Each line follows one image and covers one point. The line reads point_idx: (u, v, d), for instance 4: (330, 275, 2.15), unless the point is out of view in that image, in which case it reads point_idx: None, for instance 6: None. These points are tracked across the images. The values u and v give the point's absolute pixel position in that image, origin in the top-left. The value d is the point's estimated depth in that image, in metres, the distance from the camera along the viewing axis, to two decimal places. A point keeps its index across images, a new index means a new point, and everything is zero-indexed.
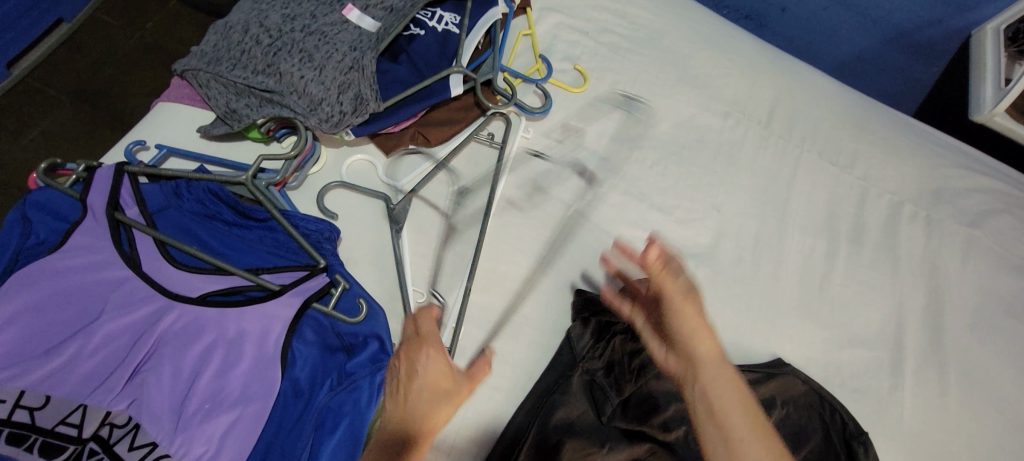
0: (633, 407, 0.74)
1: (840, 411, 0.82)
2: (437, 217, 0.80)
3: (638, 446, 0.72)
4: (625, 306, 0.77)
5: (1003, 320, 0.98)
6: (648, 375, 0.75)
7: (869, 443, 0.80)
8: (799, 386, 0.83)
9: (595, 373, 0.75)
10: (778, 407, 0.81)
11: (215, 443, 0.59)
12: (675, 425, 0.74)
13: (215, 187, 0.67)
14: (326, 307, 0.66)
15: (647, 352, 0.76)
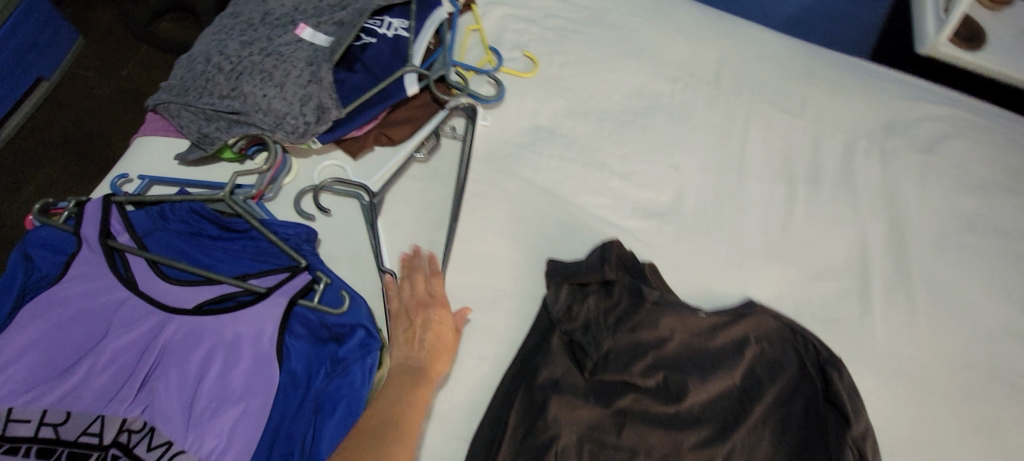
0: (612, 360, 0.79)
1: (813, 341, 0.86)
2: (408, 209, 0.85)
3: (619, 396, 0.77)
4: (593, 268, 0.81)
5: (963, 237, 1.03)
6: (622, 330, 0.81)
7: (842, 366, 0.84)
8: (770, 322, 0.87)
9: (574, 333, 0.79)
10: (752, 344, 0.84)
11: (225, 436, 0.64)
12: (652, 372, 0.79)
13: (197, 206, 0.73)
14: (312, 303, 0.71)
15: (619, 309, 0.82)
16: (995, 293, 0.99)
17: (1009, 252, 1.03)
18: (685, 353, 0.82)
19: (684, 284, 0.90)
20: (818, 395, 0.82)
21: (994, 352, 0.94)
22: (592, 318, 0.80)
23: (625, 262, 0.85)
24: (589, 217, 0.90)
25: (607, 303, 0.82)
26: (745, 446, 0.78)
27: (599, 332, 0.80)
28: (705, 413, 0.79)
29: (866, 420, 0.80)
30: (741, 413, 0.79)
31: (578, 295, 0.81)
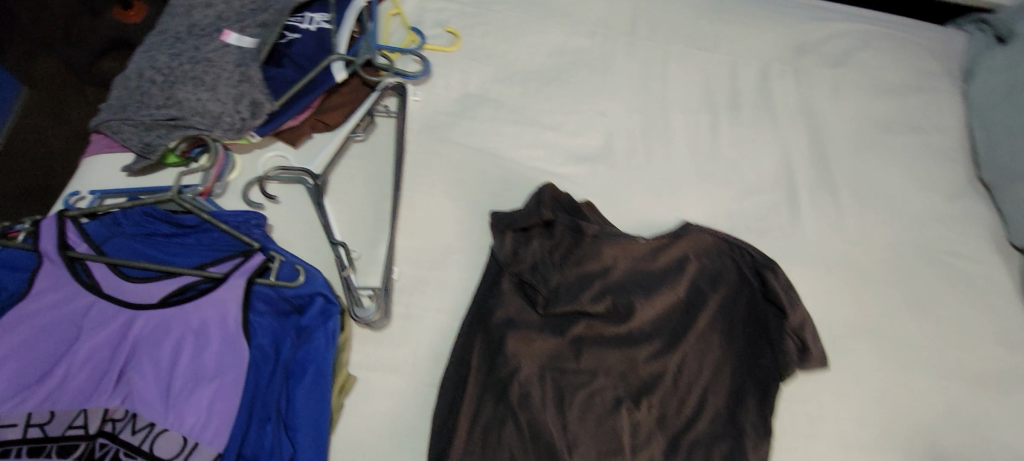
0: (562, 294, 0.84)
1: (749, 250, 0.92)
2: (353, 185, 0.89)
3: (573, 324, 0.83)
4: (531, 212, 0.87)
5: (880, 137, 1.11)
6: (568, 265, 0.86)
7: (776, 267, 0.90)
8: (708, 238, 0.92)
9: (522, 274, 0.84)
10: (693, 260, 0.90)
11: (204, 411, 0.69)
12: (601, 298, 0.85)
13: (149, 209, 0.77)
14: (269, 280, 0.76)
15: (562, 246, 0.87)
16: (914, 182, 1.07)
17: (922, 145, 1.12)
18: (630, 277, 0.87)
19: (624, 217, 0.95)
20: (759, 296, 0.89)
21: (920, 234, 1.01)
22: (538, 257, 0.85)
23: (561, 204, 0.90)
24: (526, 169, 0.96)
25: (550, 242, 0.87)
26: (696, 351, 0.84)
27: (546, 269, 0.85)
28: (654, 327, 0.85)
29: (803, 310, 0.87)
30: (687, 322, 0.86)
31: (522, 239, 0.86)
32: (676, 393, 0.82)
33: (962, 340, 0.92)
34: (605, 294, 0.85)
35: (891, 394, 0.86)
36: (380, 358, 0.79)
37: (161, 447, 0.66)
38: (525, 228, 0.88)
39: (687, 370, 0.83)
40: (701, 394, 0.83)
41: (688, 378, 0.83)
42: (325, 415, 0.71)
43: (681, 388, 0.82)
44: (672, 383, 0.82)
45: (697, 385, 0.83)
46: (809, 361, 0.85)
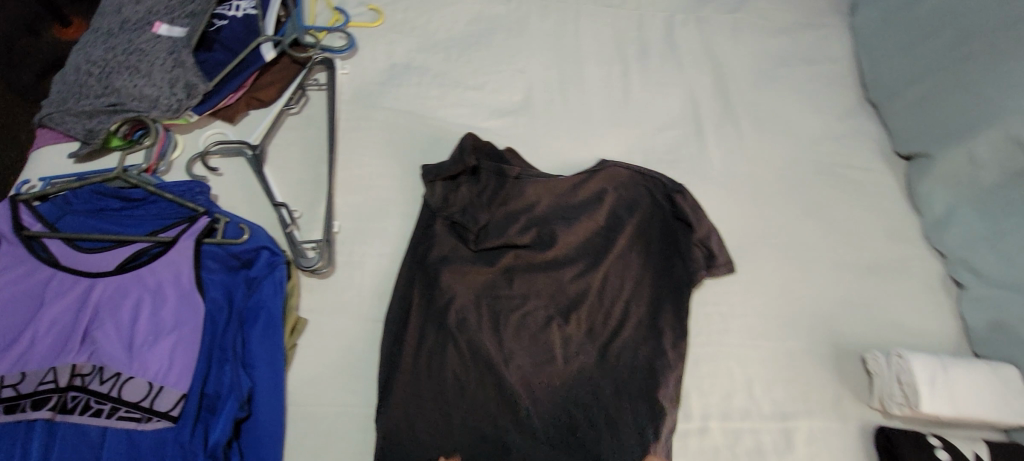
0: (491, 230, 0.92)
1: (658, 178, 1.01)
2: (291, 153, 0.97)
3: (503, 254, 0.91)
4: (456, 162, 0.94)
5: (777, 71, 1.22)
6: (496, 205, 0.94)
7: (683, 190, 0.98)
8: (621, 172, 1.01)
9: (454, 216, 0.92)
10: (609, 191, 0.98)
11: (166, 358, 0.76)
12: (527, 230, 0.93)
13: (98, 187, 0.84)
14: (217, 239, 0.83)
15: (488, 190, 0.95)
16: (809, 108, 1.19)
17: (815, 74, 1.23)
18: (553, 211, 0.96)
19: (546, 161, 1.04)
20: (669, 216, 0.98)
21: (815, 153, 1.13)
22: (465, 201, 0.93)
23: (485, 153, 0.98)
24: (453, 126, 1.04)
25: (476, 188, 0.95)
26: (618, 269, 0.93)
27: (475, 211, 0.93)
28: (578, 252, 0.93)
29: (708, 223, 0.96)
30: (607, 245, 0.94)
31: (450, 186, 0.94)
32: (602, 307, 0.91)
33: (853, 239, 1.04)
34: (530, 227, 0.93)
35: (792, 289, 0.98)
36: (328, 302, 0.87)
37: (128, 392, 0.73)
38: (453, 177, 0.95)
39: (611, 286, 0.92)
40: (624, 305, 0.91)
41: (612, 293, 0.92)
42: (279, 353, 0.78)
43: (606, 302, 0.91)
44: (597, 299, 0.91)
45: (621, 298, 0.91)
46: (716, 266, 0.95)
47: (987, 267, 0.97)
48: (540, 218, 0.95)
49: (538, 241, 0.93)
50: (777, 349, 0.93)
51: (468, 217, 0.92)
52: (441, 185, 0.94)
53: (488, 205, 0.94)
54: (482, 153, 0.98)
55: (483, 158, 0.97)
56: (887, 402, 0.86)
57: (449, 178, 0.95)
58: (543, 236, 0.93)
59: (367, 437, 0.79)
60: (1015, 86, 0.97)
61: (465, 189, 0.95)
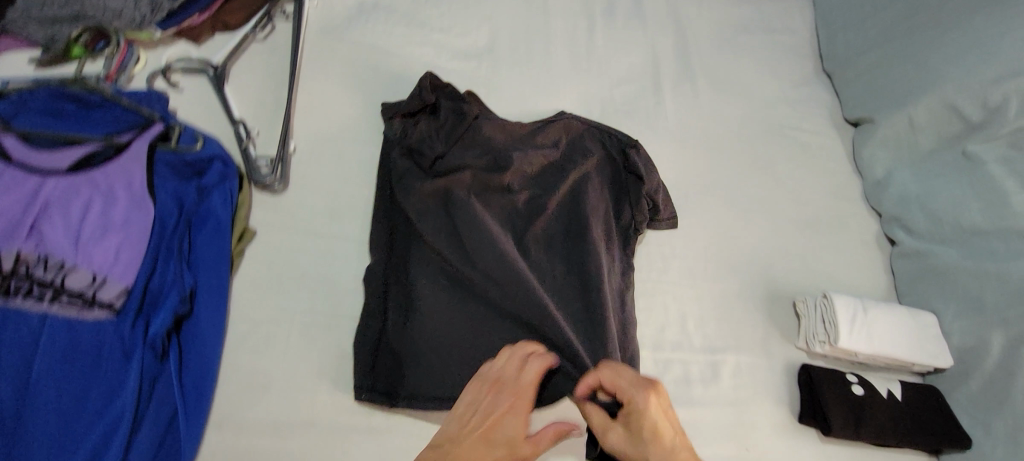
0: (446, 161, 0.91)
1: (612, 137, 1.00)
2: (253, 76, 0.99)
3: (455, 179, 0.89)
4: (415, 100, 0.94)
5: (739, 37, 1.26)
6: (453, 140, 0.93)
7: (638, 146, 0.99)
8: (574, 126, 1.00)
9: (410, 146, 0.92)
10: (562, 141, 0.98)
11: (111, 252, 0.78)
12: (481, 161, 0.92)
13: (54, 89, 0.84)
14: (171, 146, 0.85)
15: (446, 125, 0.93)
16: (766, 73, 1.23)
17: (774, 43, 1.27)
18: (510, 148, 0.95)
19: (505, 103, 1.07)
20: (618, 169, 0.98)
21: (767, 115, 1.17)
22: (423, 134, 0.92)
23: (445, 90, 0.96)
24: (416, 64, 1.07)
25: (435, 122, 0.93)
26: (566, 213, 0.93)
27: (431, 142, 0.92)
28: (530, 192, 0.93)
29: (657, 177, 0.96)
30: (560, 188, 0.93)
31: (406, 123, 0.95)
32: (550, 246, 0.90)
33: (795, 196, 1.09)
34: (485, 159, 0.92)
35: (732, 238, 1.02)
36: (278, 217, 0.89)
37: (71, 280, 0.75)
38: (412, 114, 0.95)
39: (561, 227, 0.91)
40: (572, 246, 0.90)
41: (561, 234, 0.91)
42: (225, 256, 0.81)
43: (555, 242, 0.90)
44: (547, 238, 0.90)
45: (569, 239, 0.90)
46: (660, 219, 0.97)
47: (917, 225, 1.01)
48: (497, 151, 0.93)
49: (491, 170, 0.91)
50: (712, 290, 0.96)
51: (424, 148, 0.91)
52: (398, 122, 0.95)
53: (445, 137, 0.92)
54: (441, 90, 0.96)
55: (442, 95, 0.96)
56: (810, 341, 0.91)
57: (406, 115, 0.95)
58: (497, 167, 0.92)
59: (306, 343, 0.81)
60: (954, 54, 1.02)
61: (423, 123, 0.94)
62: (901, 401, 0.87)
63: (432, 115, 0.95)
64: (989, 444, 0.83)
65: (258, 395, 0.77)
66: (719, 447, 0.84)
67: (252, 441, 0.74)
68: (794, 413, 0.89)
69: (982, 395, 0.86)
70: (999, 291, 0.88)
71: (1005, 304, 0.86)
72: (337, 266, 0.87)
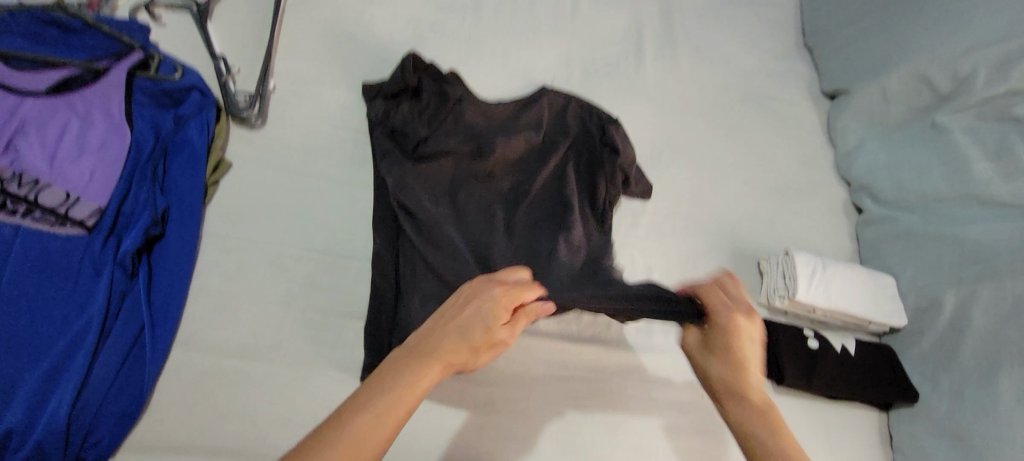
0: (429, 145, 0.90)
1: (590, 110, 1.00)
2: (237, 17, 1.00)
3: (439, 167, 0.90)
4: (397, 80, 0.93)
5: (722, 8, 1.28)
6: (436, 123, 0.92)
7: (618, 124, 0.98)
8: (554, 98, 1.00)
9: (393, 128, 0.92)
10: (546, 118, 0.98)
11: (86, 174, 0.79)
12: (464, 145, 0.91)
13: (36, 13, 0.85)
14: (150, 74, 0.86)
15: (429, 107, 0.93)
16: (747, 43, 1.24)
17: (757, 16, 1.29)
18: (493, 131, 0.94)
19: (487, 55, 1.08)
20: (594, 140, 0.97)
21: (746, 83, 1.19)
22: (406, 117, 0.92)
23: (427, 72, 0.95)
24: (400, 13, 1.08)
25: (417, 105, 0.93)
26: (550, 192, 0.92)
27: (415, 126, 0.91)
28: (513, 175, 0.93)
29: (632, 153, 0.96)
30: (544, 169, 0.93)
31: (390, 105, 0.94)
32: (535, 227, 0.89)
33: (768, 161, 1.11)
34: (467, 143, 0.91)
35: (703, 198, 1.04)
36: (254, 151, 0.90)
37: (46, 197, 0.76)
38: (394, 96, 0.95)
39: (546, 209, 0.91)
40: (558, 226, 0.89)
41: (546, 215, 0.90)
42: (200, 183, 0.83)
43: (540, 223, 0.89)
44: (531, 218, 0.89)
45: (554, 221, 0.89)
46: (631, 186, 0.98)
47: (884, 192, 1.04)
48: (479, 134, 0.92)
49: (474, 156, 0.91)
50: (680, 245, 0.98)
51: (407, 131, 0.91)
52: (382, 104, 0.94)
53: (427, 120, 0.92)
54: (424, 71, 0.95)
55: (424, 77, 0.94)
56: (771, 294, 0.94)
57: (390, 97, 0.95)
58: (480, 152, 0.91)
59: (274, 271, 0.82)
60: (927, 26, 1.04)
61: (406, 106, 0.93)
62: (852, 356, 0.89)
63: (415, 96, 0.94)
64: (935, 398, 0.86)
65: (226, 318, 0.78)
66: (676, 393, 0.86)
67: (217, 360, 0.76)
68: None
69: (933, 352, 0.88)
70: (955, 254, 0.90)
71: (959, 266, 0.89)
72: (311, 201, 0.88)
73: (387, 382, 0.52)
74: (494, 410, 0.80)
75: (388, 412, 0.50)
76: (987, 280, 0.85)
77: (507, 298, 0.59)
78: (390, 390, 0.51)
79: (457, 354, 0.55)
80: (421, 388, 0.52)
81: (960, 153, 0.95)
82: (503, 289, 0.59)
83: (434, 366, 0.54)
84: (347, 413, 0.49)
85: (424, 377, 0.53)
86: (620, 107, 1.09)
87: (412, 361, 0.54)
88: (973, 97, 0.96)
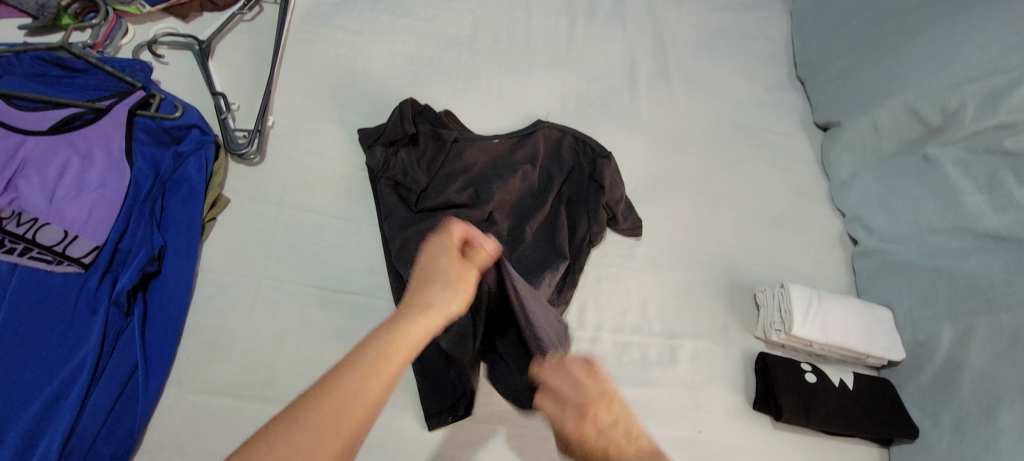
0: (431, 193, 0.92)
1: (581, 146, 1.02)
2: (238, 54, 1.03)
3: (443, 213, 0.90)
4: (397, 127, 0.92)
5: (715, 41, 1.30)
6: (435, 168, 0.94)
7: (610, 157, 0.99)
8: (547, 130, 1.01)
9: (396, 178, 0.92)
10: (540, 152, 0.99)
11: (85, 212, 0.79)
12: (465, 189, 0.92)
13: (42, 54, 0.88)
14: (149, 113, 0.88)
15: (427, 154, 0.95)
16: (740, 75, 1.27)
17: (748, 48, 1.32)
18: (492, 171, 0.96)
19: (483, 90, 1.10)
20: (584, 177, 0.99)
21: (739, 115, 1.20)
22: (407, 165, 0.93)
23: (423, 119, 0.96)
24: (397, 50, 1.11)
25: (416, 152, 0.94)
26: (546, 230, 0.94)
27: (417, 175, 0.92)
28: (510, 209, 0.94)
29: (620, 190, 0.97)
30: (540, 206, 0.94)
31: (388, 151, 0.94)
32: (534, 266, 0.89)
33: (762, 192, 1.12)
34: (468, 187, 0.93)
35: (698, 229, 1.04)
36: (251, 188, 0.91)
37: (44, 235, 0.76)
38: (392, 143, 0.94)
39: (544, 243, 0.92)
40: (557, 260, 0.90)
41: (541, 247, 0.91)
42: (196, 221, 0.83)
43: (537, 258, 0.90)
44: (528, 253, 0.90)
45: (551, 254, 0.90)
46: (622, 222, 0.98)
47: (877, 224, 1.04)
48: (480, 177, 0.95)
49: (474, 197, 0.92)
50: (676, 277, 0.98)
51: (410, 179, 0.92)
52: (378, 151, 0.94)
53: (426, 170, 0.93)
54: (421, 118, 0.96)
55: (421, 124, 0.96)
56: (768, 329, 0.93)
57: (388, 145, 0.94)
58: (481, 192, 0.92)
59: (269, 307, 0.82)
60: (915, 61, 1.06)
61: (406, 154, 0.94)
62: (852, 389, 0.89)
63: (414, 147, 0.95)
64: (935, 434, 0.85)
65: (219, 357, 0.78)
66: (673, 428, 0.85)
67: (211, 398, 0.75)
68: (749, 399, 0.91)
69: (931, 387, 0.88)
70: (949, 287, 0.90)
71: (954, 299, 0.89)
72: (307, 237, 0.89)
73: (369, 339, 0.49)
74: (489, 449, 0.78)
75: (385, 356, 0.48)
76: (983, 314, 0.84)
77: (456, 249, 0.58)
78: (380, 340, 0.49)
79: (434, 302, 0.54)
80: (412, 337, 0.51)
81: (951, 186, 0.95)
82: (447, 231, 0.59)
83: (414, 316, 0.52)
84: (341, 368, 0.47)
85: (413, 326, 0.51)
86: (613, 138, 1.10)
87: (391, 318, 0.52)
88: (962, 131, 0.97)
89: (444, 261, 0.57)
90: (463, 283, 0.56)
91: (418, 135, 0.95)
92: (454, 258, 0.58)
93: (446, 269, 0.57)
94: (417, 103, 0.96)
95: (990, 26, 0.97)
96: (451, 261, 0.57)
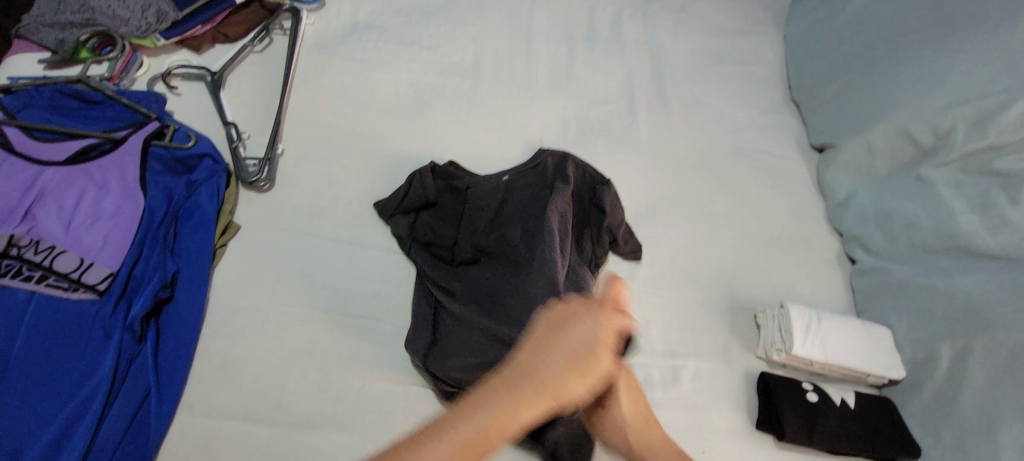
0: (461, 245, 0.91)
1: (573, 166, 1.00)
2: (249, 84, 1.06)
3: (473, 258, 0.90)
4: (415, 197, 0.94)
5: (711, 66, 1.34)
6: (459, 221, 0.93)
7: (608, 184, 1.01)
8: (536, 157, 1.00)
9: (425, 241, 0.92)
10: (548, 174, 0.97)
11: (100, 239, 0.81)
12: (491, 231, 0.91)
13: (61, 87, 0.92)
14: (164, 143, 0.91)
15: (447, 210, 0.95)
16: (736, 98, 1.30)
17: (744, 72, 1.35)
18: (512, 206, 0.93)
19: (486, 116, 1.13)
20: (586, 202, 1.00)
21: (736, 137, 1.23)
22: (431, 227, 0.93)
23: (435, 176, 0.97)
24: (403, 78, 1.14)
25: (436, 210, 0.95)
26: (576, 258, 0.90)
27: (440, 230, 0.93)
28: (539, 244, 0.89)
29: (620, 214, 0.99)
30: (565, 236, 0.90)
31: (411, 219, 0.95)
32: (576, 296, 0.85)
33: (759, 212, 1.14)
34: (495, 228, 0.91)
35: (699, 250, 1.06)
36: (260, 214, 0.94)
37: (60, 263, 0.78)
38: (412, 210, 0.95)
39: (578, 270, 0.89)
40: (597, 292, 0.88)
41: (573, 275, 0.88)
42: (208, 248, 0.85)
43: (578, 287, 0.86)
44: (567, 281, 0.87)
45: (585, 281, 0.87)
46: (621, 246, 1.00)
47: (874, 244, 1.06)
48: (502, 213, 0.93)
49: (501, 235, 0.90)
50: (678, 298, 1.00)
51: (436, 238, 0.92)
52: (399, 221, 0.95)
53: (446, 222, 0.94)
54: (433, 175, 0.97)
55: (432, 180, 0.96)
56: (769, 348, 0.95)
57: (409, 213, 0.95)
58: (504, 229, 0.90)
59: (278, 332, 0.84)
60: (906, 84, 1.09)
61: (426, 216, 0.95)
62: (853, 408, 0.90)
63: (433, 206, 0.95)
64: (938, 453, 0.85)
65: (229, 381, 0.79)
66: None
67: (220, 422, 0.76)
68: (751, 419, 0.92)
69: (932, 406, 0.89)
70: (947, 306, 0.91)
71: (952, 318, 0.90)
72: (316, 262, 0.91)
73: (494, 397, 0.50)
74: None
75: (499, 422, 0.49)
76: (981, 332, 0.86)
77: (594, 323, 0.55)
78: (500, 397, 0.50)
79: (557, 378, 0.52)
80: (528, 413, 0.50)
81: (945, 206, 0.97)
82: (599, 309, 0.56)
83: (533, 389, 0.51)
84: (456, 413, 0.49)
85: (534, 404, 0.50)
86: (614, 161, 1.13)
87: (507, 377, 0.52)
88: (953, 153, 0.99)
89: (581, 336, 0.54)
90: (591, 364, 0.53)
91: (434, 191, 0.94)
92: (596, 335, 0.54)
93: (585, 343, 0.53)
94: (426, 167, 0.97)
95: (977, 52, 1.00)
96: (586, 331, 0.54)
